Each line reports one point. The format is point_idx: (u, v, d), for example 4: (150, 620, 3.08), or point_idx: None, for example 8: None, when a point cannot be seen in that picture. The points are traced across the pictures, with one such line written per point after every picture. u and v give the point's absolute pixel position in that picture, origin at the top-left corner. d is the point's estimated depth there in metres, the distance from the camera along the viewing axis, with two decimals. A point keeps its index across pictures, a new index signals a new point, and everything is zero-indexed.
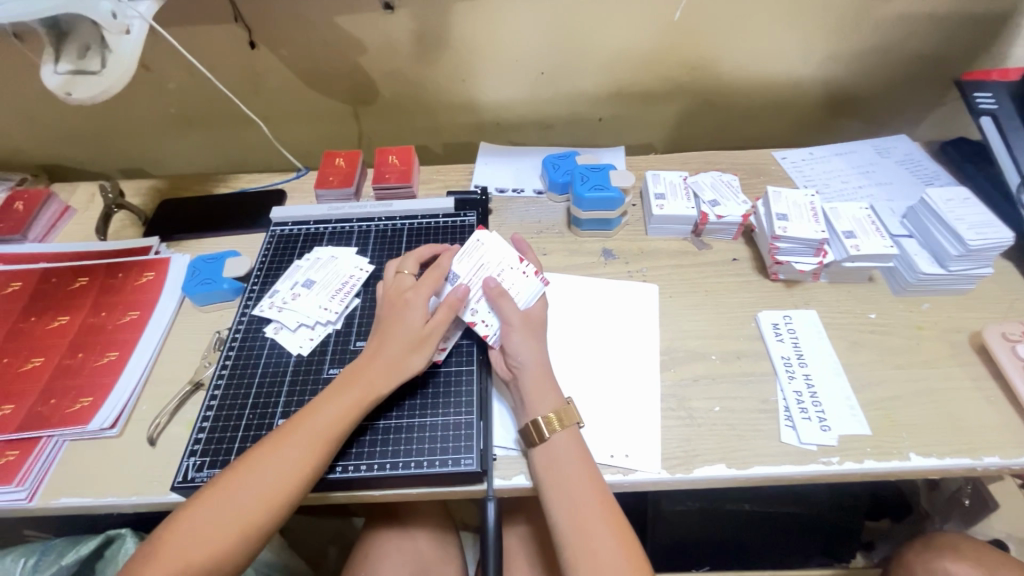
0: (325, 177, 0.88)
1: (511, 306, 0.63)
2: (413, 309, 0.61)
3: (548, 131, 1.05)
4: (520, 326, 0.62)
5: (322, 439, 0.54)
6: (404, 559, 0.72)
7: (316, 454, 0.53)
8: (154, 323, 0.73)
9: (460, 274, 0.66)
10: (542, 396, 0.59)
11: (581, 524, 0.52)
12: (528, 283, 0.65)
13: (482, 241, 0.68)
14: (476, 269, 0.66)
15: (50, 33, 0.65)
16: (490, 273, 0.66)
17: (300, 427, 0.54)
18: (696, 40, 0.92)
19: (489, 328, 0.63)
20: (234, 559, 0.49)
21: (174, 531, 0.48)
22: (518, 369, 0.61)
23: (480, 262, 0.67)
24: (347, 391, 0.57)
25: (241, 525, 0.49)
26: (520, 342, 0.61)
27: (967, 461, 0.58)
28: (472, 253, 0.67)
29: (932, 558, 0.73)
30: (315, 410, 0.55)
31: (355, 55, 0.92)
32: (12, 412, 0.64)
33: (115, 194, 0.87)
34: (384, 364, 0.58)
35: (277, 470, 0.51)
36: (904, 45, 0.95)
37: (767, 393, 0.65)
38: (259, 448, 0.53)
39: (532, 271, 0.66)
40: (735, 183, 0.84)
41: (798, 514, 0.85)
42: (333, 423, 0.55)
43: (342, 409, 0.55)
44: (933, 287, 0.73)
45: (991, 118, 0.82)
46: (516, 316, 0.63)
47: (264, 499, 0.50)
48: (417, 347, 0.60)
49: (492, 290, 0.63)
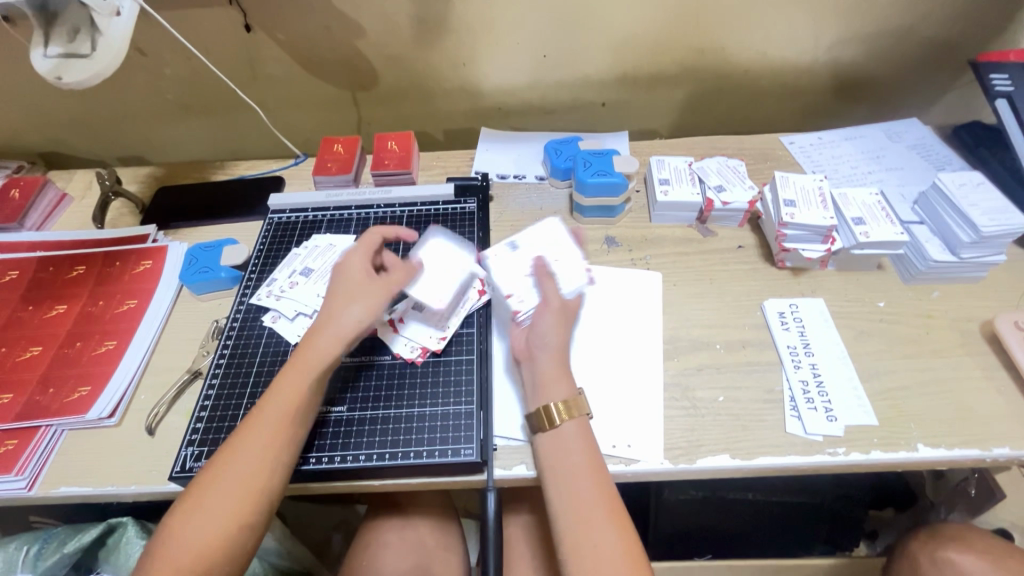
0: (323, 163, 0.86)
1: (553, 287, 0.63)
2: (356, 270, 0.62)
3: (550, 117, 1.03)
4: (556, 309, 0.61)
5: (285, 414, 0.53)
6: (406, 548, 0.72)
7: (284, 428, 0.53)
8: (152, 312, 0.73)
9: (523, 247, 0.70)
10: (559, 382, 0.58)
11: (580, 516, 0.51)
12: (574, 275, 0.66)
13: (552, 227, 0.72)
14: (536, 248, 0.70)
15: (39, 16, 0.64)
16: (548, 256, 0.68)
17: (263, 408, 0.54)
18: (702, 22, 0.89)
19: (524, 304, 0.64)
20: (232, 551, 0.48)
21: (168, 537, 0.48)
22: (539, 348, 0.60)
23: (546, 245, 0.70)
24: (301, 362, 0.56)
25: (231, 516, 0.48)
26: (548, 325, 0.60)
27: (976, 453, 0.57)
28: (543, 235, 0.71)
29: (936, 548, 0.72)
30: (274, 388, 0.55)
31: (354, 38, 0.90)
32: (10, 402, 0.64)
33: (113, 180, 0.86)
34: (333, 327, 0.58)
35: (252, 453, 0.51)
36: (918, 26, 0.92)
37: (772, 383, 0.63)
38: (232, 439, 0.52)
39: (583, 267, 0.67)
40: (742, 169, 0.82)
41: (800, 502, 0.84)
42: (293, 396, 0.54)
43: (299, 381, 0.55)
44: (944, 275, 0.71)
45: (1006, 100, 0.79)
46: (555, 299, 0.62)
47: (247, 486, 0.50)
48: (366, 299, 0.59)
49: (540, 269, 0.64)
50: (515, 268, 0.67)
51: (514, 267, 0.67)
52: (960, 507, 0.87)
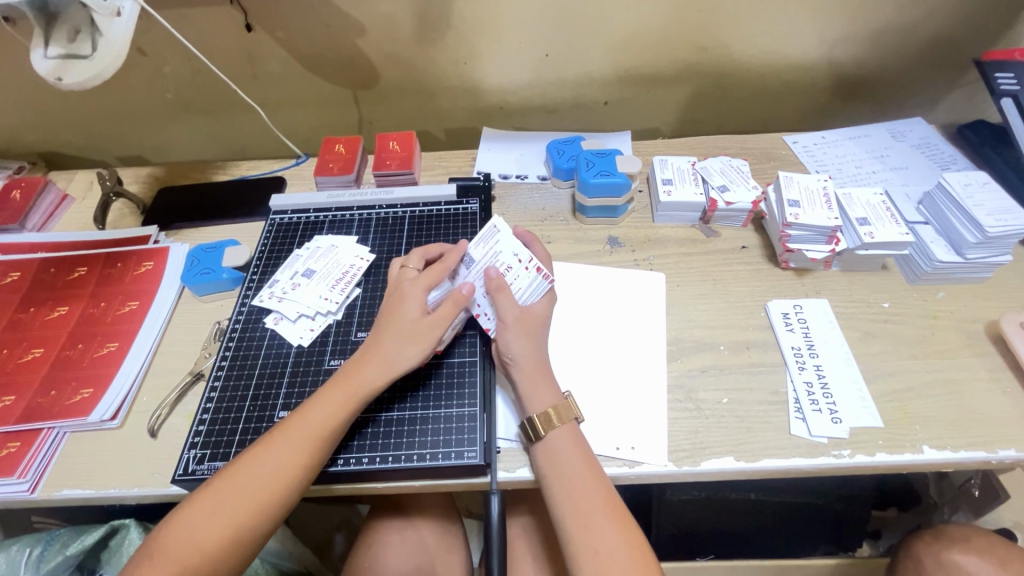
0: (325, 164, 0.86)
1: (506, 301, 0.60)
2: (413, 300, 0.58)
3: (552, 116, 1.03)
4: (514, 324, 0.60)
5: (314, 438, 0.52)
6: (408, 550, 0.72)
7: (307, 452, 0.52)
8: (154, 313, 0.72)
9: (472, 259, 0.63)
10: (536, 393, 0.58)
11: (582, 520, 0.51)
12: (529, 281, 0.61)
13: (498, 228, 0.64)
14: (484, 258, 0.63)
15: (39, 17, 0.63)
16: (497, 262, 0.62)
17: (292, 427, 0.53)
18: (704, 20, 0.89)
19: (488, 321, 0.62)
20: (230, 561, 0.48)
21: (169, 532, 0.48)
22: (510, 364, 0.59)
23: (496, 250, 0.63)
24: (339, 389, 0.55)
25: (234, 526, 0.48)
26: (512, 341, 0.59)
27: (982, 455, 0.57)
28: (488, 241, 0.63)
29: (941, 550, 0.71)
30: (307, 412, 0.54)
31: (355, 37, 0.90)
32: (13, 404, 0.64)
33: (114, 181, 0.85)
34: (380, 360, 0.56)
35: (269, 470, 0.50)
36: (922, 23, 0.91)
37: (776, 384, 0.63)
38: (252, 449, 0.52)
39: (535, 266, 0.61)
40: (745, 168, 0.82)
41: (804, 503, 0.84)
42: (327, 421, 0.53)
43: (333, 407, 0.54)
44: (949, 275, 0.71)
45: (1013, 98, 0.78)
46: (511, 313, 0.60)
47: (257, 500, 0.49)
48: (415, 339, 0.57)
49: (489, 284, 0.60)
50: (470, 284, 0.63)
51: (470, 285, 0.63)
52: (963, 508, 0.86)
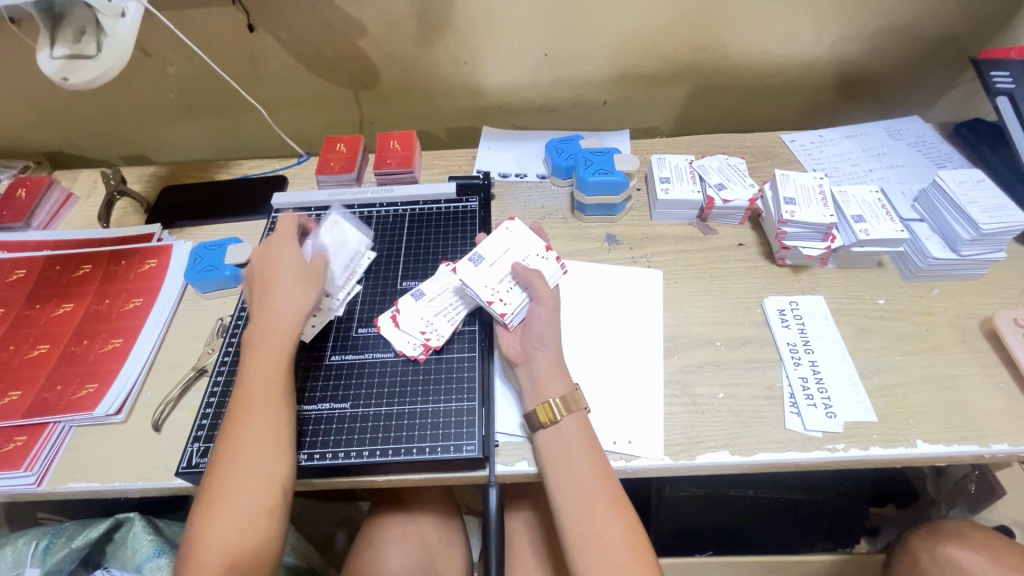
0: (326, 162, 0.87)
1: (541, 284, 0.63)
2: (282, 255, 0.63)
3: (552, 114, 1.03)
4: (548, 306, 0.62)
5: (270, 398, 0.55)
6: (409, 544, 0.73)
7: (275, 408, 0.54)
8: (158, 309, 0.73)
9: (488, 252, 0.66)
10: (556, 378, 0.59)
11: (584, 508, 0.52)
12: (550, 268, 0.65)
13: (510, 229, 0.68)
14: (504, 251, 0.66)
15: (46, 18, 0.65)
16: (517, 257, 0.66)
17: (245, 399, 0.54)
18: (702, 20, 0.89)
19: (507, 307, 0.62)
20: (267, 538, 0.49)
21: (197, 541, 0.48)
22: (535, 350, 0.60)
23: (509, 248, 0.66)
24: (266, 344, 0.57)
25: (255, 506, 0.49)
26: (545, 323, 0.61)
27: (975, 449, 0.58)
28: (503, 237, 0.67)
29: (936, 545, 0.72)
30: (250, 374, 0.56)
31: (356, 38, 0.91)
32: (19, 399, 0.65)
33: (117, 180, 0.87)
34: (279, 309, 0.59)
35: (255, 439, 0.52)
36: (919, 22, 0.92)
37: (772, 380, 0.64)
38: (227, 431, 0.53)
39: (552, 257, 0.66)
40: (742, 167, 0.83)
41: (800, 499, 0.85)
42: (273, 370, 0.56)
43: (270, 366, 0.56)
44: (943, 273, 0.72)
45: (1008, 97, 0.79)
46: (546, 296, 0.62)
47: (263, 476, 0.51)
48: (307, 281, 0.62)
49: (522, 272, 0.63)
50: (491, 274, 0.64)
51: (486, 274, 0.64)
52: (961, 504, 0.88)
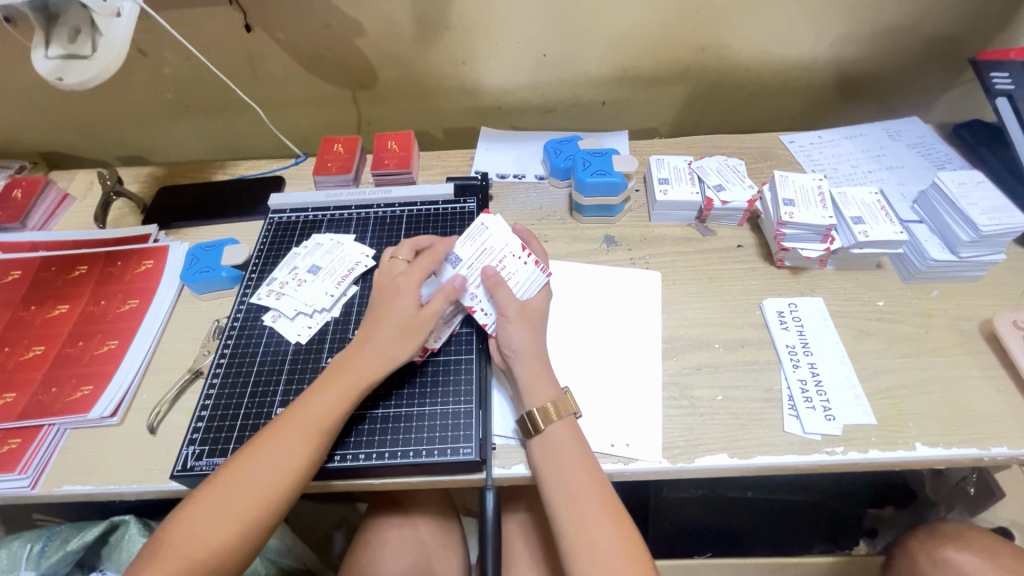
0: (324, 163, 0.86)
1: (506, 294, 0.61)
2: (407, 292, 0.59)
3: (550, 115, 1.03)
4: (517, 317, 0.61)
5: (316, 430, 0.53)
6: (405, 546, 0.72)
7: (310, 446, 0.52)
8: (154, 311, 0.73)
9: (461, 258, 0.64)
10: (537, 388, 0.58)
11: (579, 515, 0.52)
12: (528, 274, 0.63)
13: (487, 225, 0.67)
14: (478, 254, 0.64)
15: (40, 17, 0.64)
16: (491, 260, 0.64)
17: (293, 421, 0.53)
18: (701, 20, 0.89)
19: (487, 317, 0.63)
20: (241, 553, 0.49)
21: (178, 526, 0.48)
22: (511, 357, 0.60)
23: (484, 248, 0.65)
24: (339, 381, 0.56)
25: (246, 520, 0.49)
26: (515, 333, 0.60)
27: (974, 452, 0.57)
28: (478, 238, 0.66)
29: (934, 547, 0.72)
30: (308, 402, 0.54)
31: (353, 38, 0.90)
32: (14, 401, 0.64)
33: (113, 180, 0.86)
34: (377, 353, 0.57)
35: (274, 462, 0.51)
36: (918, 23, 0.92)
37: (770, 382, 0.64)
38: (259, 438, 0.53)
39: (532, 261, 0.64)
40: (741, 168, 0.82)
41: (800, 501, 0.84)
42: (326, 411, 0.54)
43: (331, 401, 0.54)
44: (942, 274, 0.71)
45: (1007, 98, 0.79)
46: (513, 306, 0.61)
47: (261, 494, 0.50)
48: (410, 333, 0.58)
49: (489, 279, 0.62)
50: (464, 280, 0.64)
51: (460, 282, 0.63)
52: (960, 506, 0.87)
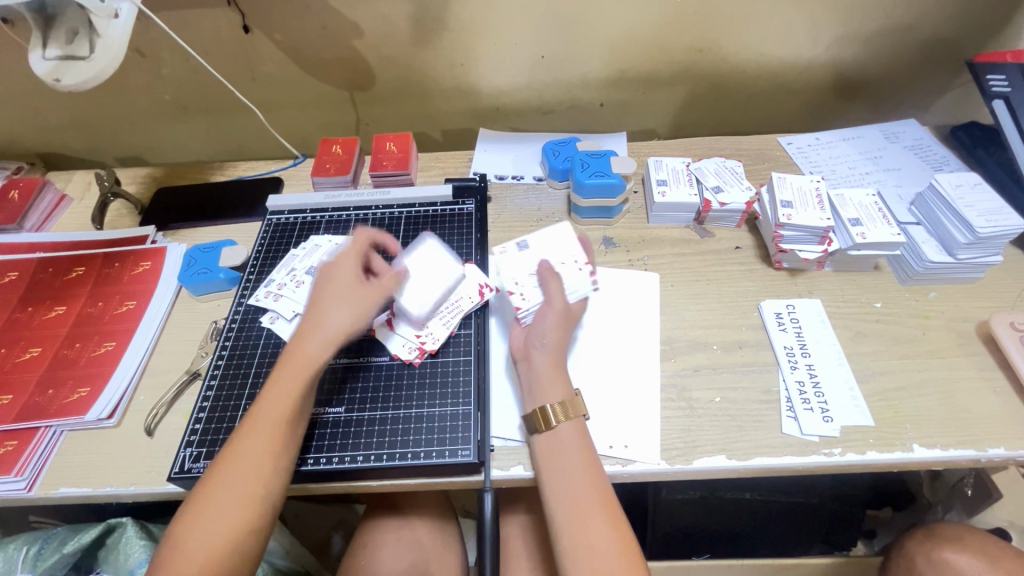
0: (323, 164, 0.86)
1: (557, 288, 0.63)
2: (344, 272, 0.60)
3: (549, 117, 1.03)
4: (559, 311, 0.62)
5: (276, 424, 0.53)
6: (404, 547, 0.72)
7: (275, 440, 0.52)
8: (151, 312, 0.73)
9: (531, 245, 0.69)
10: (554, 383, 0.58)
11: (578, 516, 0.52)
12: (580, 278, 0.65)
13: (557, 228, 0.71)
14: (545, 250, 0.68)
15: (37, 19, 0.64)
16: (551, 259, 0.67)
17: (256, 420, 0.53)
18: (699, 22, 0.89)
19: (525, 301, 0.64)
20: (237, 557, 0.48)
21: (172, 546, 0.48)
22: (540, 345, 0.60)
23: (551, 248, 0.69)
24: (286, 369, 0.55)
25: (237, 524, 0.49)
26: (551, 324, 0.61)
27: (972, 453, 0.57)
28: (554, 235, 0.70)
29: (933, 548, 0.72)
30: (263, 398, 0.54)
31: (352, 39, 0.90)
32: (10, 403, 0.64)
33: (111, 181, 0.86)
34: (321, 332, 0.56)
35: (247, 466, 0.51)
36: (916, 26, 0.92)
37: (768, 384, 0.64)
38: (229, 446, 0.52)
39: (588, 269, 0.66)
40: (739, 169, 0.83)
41: (799, 502, 0.85)
42: (281, 403, 0.53)
43: (283, 392, 0.54)
44: (940, 275, 0.72)
45: (1004, 101, 0.79)
46: (560, 300, 0.62)
47: (244, 500, 0.49)
48: (352, 306, 0.58)
49: (543, 270, 0.64)
50: (521, 265, 0.67)
51: (520, 266, 0.67)
52: (957, 507, 0.86)
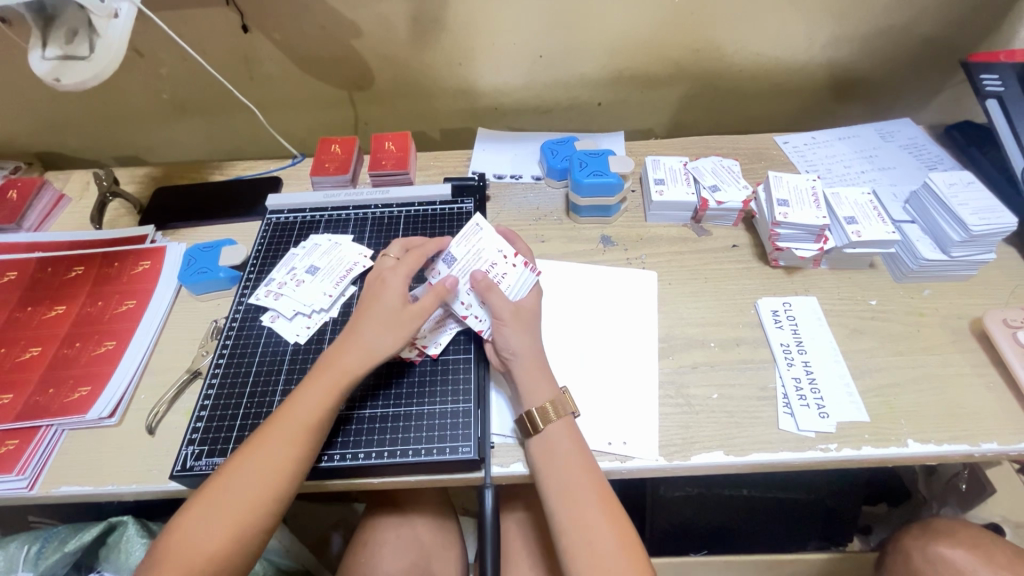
0: (322, 164, 0.87)
1: (498, 296, 0.61)
2: (392, 291, 0.60)
3: (547, 116, 1.04)
4: (511, 319, 0.61)
5: (303, 429, 0.53)
6: (404, 546, 0.73)
7: (297, 444, 0.53)
8: (152, 311, 0.73)
9: (456, 258, 0.65)
10: (538, 387, 0.59)
11: (576, 515, 0.52)
12: (519, 275, 0.64)
13: (480, 225, 0.67)
14: (470, 254, 0.65)
15: (38, 19, 0.64)
16: (482, 263, 0.65)
17: (279, 422, 0.54)
18: (696, 23, 0.90)
19: (480, 322, 0.63)
20: (238, 555, 0.49)
21: (177, 536, 0.48)
22: (510, 359, 0.60)
23: (479, 247, 0.65)
24: (322, 377, 0.56)
25: (243, 522, 0.49)
26: (511, 337, 0.60)
27: (965, 448, 0.58)
28: (471, 239, 0.66)
29: (928, 543, 0.73)
30: (295, 401, 0.55)
31: (350, 39, 0.91)
32: (10, 402, 0.64)
33: (109, 181, 0.86)
34: (358, 347, 0.57)
35: (265, 465, 0.51)
36: (910, 26, 0.93)
37: (765, 380, 0.64)
38: (248, 442, 0.53)
39: (521, 262, 0.65)
40: (735, 168, 0.83)
41: (793, 498, 0.86)
42: (312, 410, 0.54)
43: (317, 398, 0.55)
44: (934, 273, 0.72)
45: (997, 100, 0.80)
46: (506, 308, 0.61)
47: (255, 498, 0.50)
48: (395, 325, 0.58)
49: (480, 284, 0.62)
50: (457, 283, 0.64)
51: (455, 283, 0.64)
52: (952, 502, 0.89)
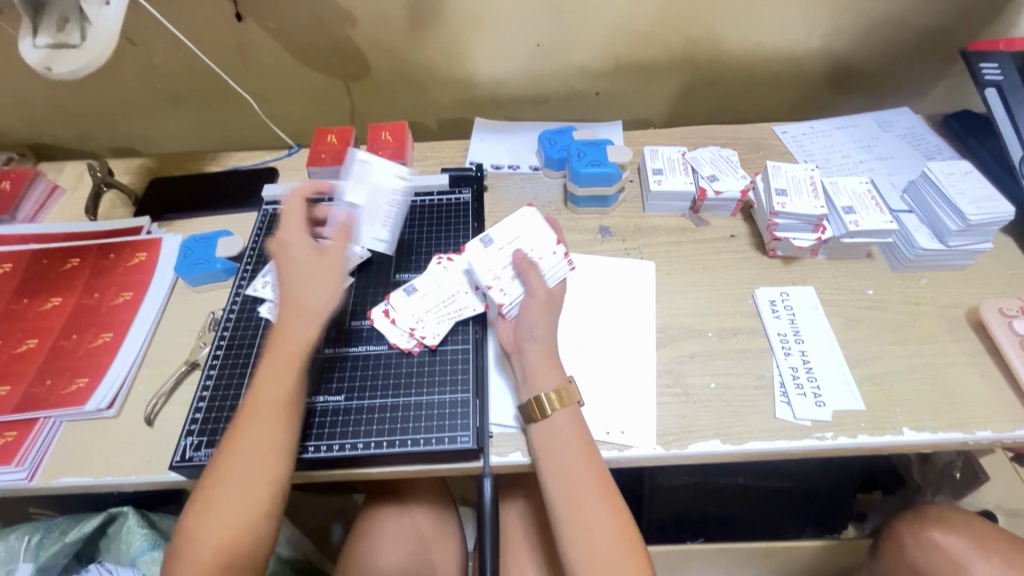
0: (317, 154, 0.86)
1: (537, 277, 0.62)
2: (297, 243, 0.61)
3: (544, 107, 1.03)
4: (543, 300, 0.61)
5: (271, 406, 0.53)
6: (403, 535, 0.73)
7: (280, 422, 0.53)
8: (149, 303, 0.73)
9: (359, 204, 0.75)
10: (548, 372, 0.59)
11: (576, 503, 0.53)
12: (557, 263, 0.63)
13: (364, 161, 0.79)
14: (511, 239, 0.66)
15: (29, 7, 0.64)
16: (524, 246, 0.65)
17: (252, 408, 0.53)
18: (694, 11, 0.89)
19: (507, 296, 0.63)
20: (252, 542, 0.49)
21: (189, 535, 0.49)
22: (528, 341, 0.60)
23: (377, 180, 0.78)
24: (276, 354, 0.56)
25: (243, 510, 0.49)
26: (535, 317, 0.60)
27: (959, 436, 0.59)
28: (363, 178, 0.77)
29: (922, 530, 0.73)
30: (257, 382, 0.55)
31: (346, 28, 0.90)
32: (8, 394, 0.64)
33: (103, 172, 0.85)
34: (301, 312, 0.57)
35: (256, 452, 0.51)
36: (910, 14, 0.92)
37: (762, 369, 0.65)
38: (231, 435, 0.53)
39: (561, 252, 0.65)
40: (734, 158, 0.83)
41: (789, 488, 0.87)
42: (279, 387, 0.54)
43: (280, 373, 0.55)
44: (930, 262, 0.73)
45: (996, 89, 0.80)
46: (541, 289, 0.61)
47: (257, 485, 0.50)
48: (323, 277, 0.59)
49: (521, 261, 0.62)
50: (493, 260, 0.64)
51: (493, 259, 0.65)
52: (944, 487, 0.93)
